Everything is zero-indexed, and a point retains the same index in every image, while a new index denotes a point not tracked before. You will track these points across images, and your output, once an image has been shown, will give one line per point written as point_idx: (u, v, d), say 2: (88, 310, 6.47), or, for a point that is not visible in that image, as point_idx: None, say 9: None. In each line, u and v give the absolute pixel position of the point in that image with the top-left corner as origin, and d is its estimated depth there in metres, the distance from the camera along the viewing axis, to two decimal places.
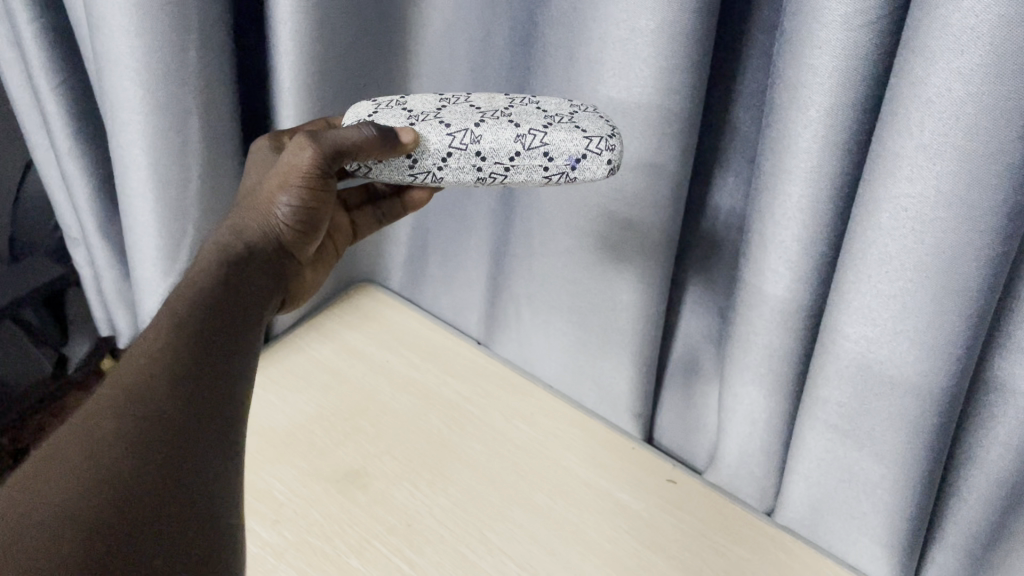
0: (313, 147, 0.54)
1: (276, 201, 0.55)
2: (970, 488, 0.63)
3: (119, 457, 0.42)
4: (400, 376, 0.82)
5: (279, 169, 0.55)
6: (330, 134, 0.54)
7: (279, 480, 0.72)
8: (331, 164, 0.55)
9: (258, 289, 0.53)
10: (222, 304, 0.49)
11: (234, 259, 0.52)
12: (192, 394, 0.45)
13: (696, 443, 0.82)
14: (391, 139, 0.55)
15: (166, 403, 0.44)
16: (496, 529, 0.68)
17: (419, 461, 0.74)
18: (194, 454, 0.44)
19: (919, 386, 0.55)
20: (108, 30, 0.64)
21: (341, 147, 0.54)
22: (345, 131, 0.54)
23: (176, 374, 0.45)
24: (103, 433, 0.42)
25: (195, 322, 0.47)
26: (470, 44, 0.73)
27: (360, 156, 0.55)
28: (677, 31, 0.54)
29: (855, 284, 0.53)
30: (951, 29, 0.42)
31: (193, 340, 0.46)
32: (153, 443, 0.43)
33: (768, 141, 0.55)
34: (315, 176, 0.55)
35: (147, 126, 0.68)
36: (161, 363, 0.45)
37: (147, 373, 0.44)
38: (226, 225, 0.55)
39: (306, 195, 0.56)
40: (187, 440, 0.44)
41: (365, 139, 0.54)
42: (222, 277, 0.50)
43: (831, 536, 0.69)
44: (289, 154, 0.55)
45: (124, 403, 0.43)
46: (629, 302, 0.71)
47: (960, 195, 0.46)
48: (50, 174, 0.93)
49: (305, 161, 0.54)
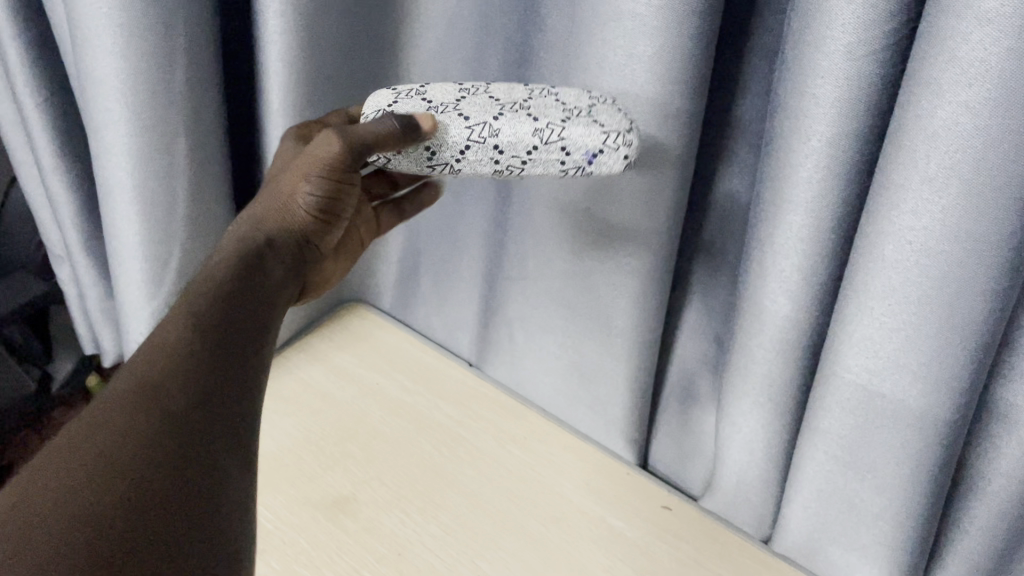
0: (339, 142, 0.53)
1: (300, 192, 0.55)
2: (972, 520, 0.62)
3: (138, 448, 0.40)
4: (389, 399, 0.81)
5: (303, 162, 0.55)
6: (354, 126, 0.53)
7: (266, 506, 0.70)
8: (358, 159, 0.54)
9: (279, 280, 0.52)
10: (236, 297, 0.48)
11: (256, 252, 0.52)
12: (206, 395, 0.43)
13: (693, 469, 0.80)
14: (413, 130, 0.54)
15: (186, 396, 0.42)
16: (488, 558, 0.67)
17: (409, 487, 0.72)
18: (212, 451, 0.42)
19: (921, 418, 0.54)
20: (93, 50, 0.63)
21: (365, 140, 0.53)
22: (370, 124, 0.53)
23: (191, 368, 0.43)
24: (123, 422, 0.41)
25: (210, 313, 0.46)
26: (462, 65, 0.71)
27: (383, 148, 0.54)
28: (676, 57, 0.53)
29: (858, 315, 0.52)
30: (958, 62, 0.41)
31: (210, 334, 0.45)
32: (170, 437, 0.41)
33: (770, 168, 0.53)
34: (339, 171, 0.54)
35: (134, 146, 0.67)
36: (178, 355, 0.44)
37: (165, 366, 0.43)
38: (247, 213, 0.55)
39: (329, 188, 0.55)
40: (202, 441, 0.42)
41: (388, 132, 0.53)
42: (243, 272, 0.50)
43: (829, 566, 0.68)
44: (315, 143, 0.55)
45: (142, 394, 0.42)
46: (625, 327, 0.69)
47: (965, 228, 0.45)
48: (33, 190, 0.91)
49: (329, 155, 0.54)
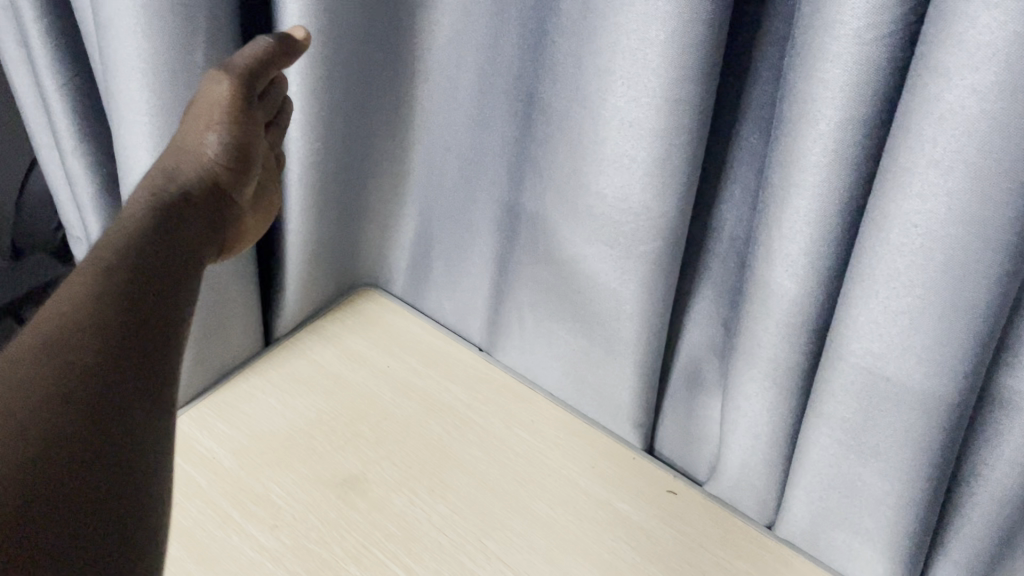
0: (230, 79, 0.58)
1: (205, 139, 0.58)
2: (974, 506, 0.62)
3: (44, 396, 0.38)
4: (400, 381, 0.82)
5: (201, 111, 0.59)
6: (235, 59, 0.59)
7: (278, 484, 0.71)
8: (250, 88, 0.59)
9: (195, 229, 0.52)
10: (151, 256, 0.46)
11: (169, 204, 0.52)
12: (118, 353, 0.41)
13: (698, 454, 0.81)
14: (288, 45, 0.61)
15: (97, 347, 0.41)
16: (496, 538, 0.68)
17: (419, 468, 0.73)
18: (124, 403, 0.40)
19: (924, 400, 0.55)
20: (116, 30, 0.64)
21: (250, 62, 0.59)
22: (248, 50, 0.59)
23: (103, 320, 0.42)
24: (29, 374, 0.39)
25: (125, 269, 0.45)
26: (477, 51, 0.72)
27: (268, 66, 0.60)
28: (689, 41, 0.54)
29: (862, 299, 0.53)
30: (965, 46, 0.42)
31: (123, 291, 0.44)
32: (77, 385, 0.39)
33: (777, 152, 0.54)
34: (237, 107, 0.59)
35: (154, 126, 0.68)
36: (89, 308, 0.42)
37: (75, 319, 0.41)
38: (158, 169, 0.56)
39: (233, 129, 0.59)
40: (121, 391, 0.40)
41: (265, 48, 0.59)
42: (161, 225, 0.49)
43: (832, 551, 0.68)
44: (207, 92, 0.59)
45: (51, 345, 0.40)
46: (633, 311, 0.70)
47: (970, 211, 0.46)
48: (53, 172, 0.92)
49: (224, 92, 0.58)
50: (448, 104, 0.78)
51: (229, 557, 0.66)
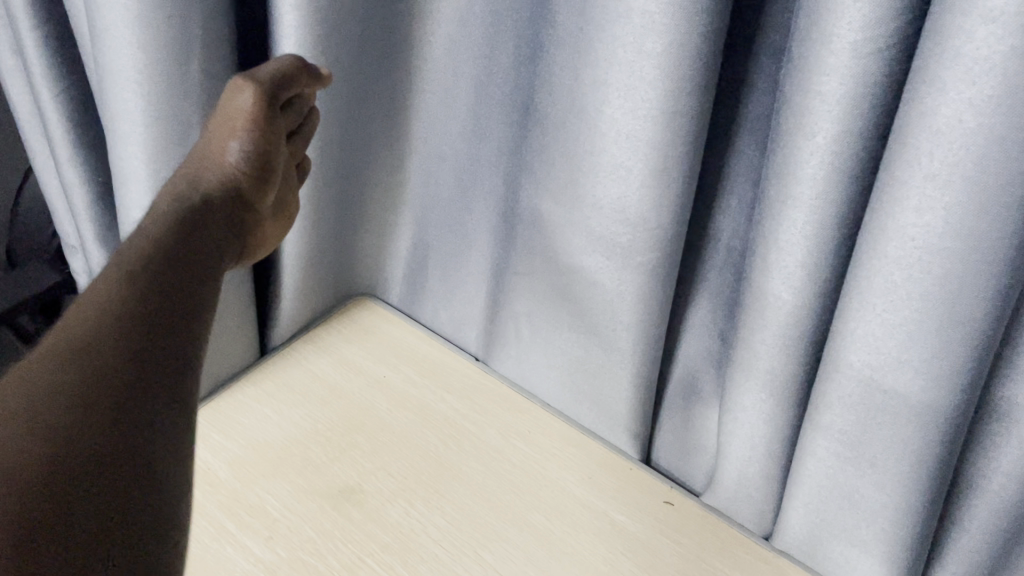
0: (253, 88, 0.58)
1: (228, 147, 0.58)
2: (972, 518, 0.62)
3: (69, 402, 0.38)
4: (397, 392, 0.81)
5: (226, 118, 0.59)
6: (260, 71, 0.59)
7: (273, 495, 0.71)
8: (274, 100, 0.59)
9: (216, 236, 0.52)
10: (170, 263, 0.46)
11: (190, 211, 0.52)
12: (140, 358, 0.41)
13: (695, 464, 0.81)
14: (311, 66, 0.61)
15: (121, 350, 0.41)
16: (493, 550, 0.67)
17: (415, 478, 0.73)
18: (146, 406, 0.40)
19: (922, 412, 0.54)
20: (112, 41, 0.64)
21: (274, 76, 0.59)
22: (273, 65, 0.59)
23: (127, 325, 0.42)
24: (57, 379, 0.39)
25: (145, 276, 0.44)
26: (474, 61, 0.72)
27: (291, 82, 0.60)
28: (686, 53, 0.54)
29: (861, 311, 0.52)
30: (961, 60, 0.42)
31: (143, 295, 0.43)
32: (101, 390, 0.39)
33: (772, 165, 0.54)
34: (261, 117, 0.58)
35: (150, 135, 0.68)
36: (111, 312, 0.42)
37: (99, 324, 0.41)
38: (182, 175, 0.57)
39: (256, 138, 0.59)
40: (143, 394, 0.40)
41: (288, 68, 0.60)
42: (181, 232, 0.49)
43: (829, 563, 0.68)
44: (231, 100, 0.59)
45: (76, 350, 0.40)
46: (630, 322, 0.69)
47: (967, 224, 0.46)
48: (48, 181, 0.92)
49: (247, 102, 0.58)
50: (445, 113, 0.78)
51: (223, 568, 0.65)
